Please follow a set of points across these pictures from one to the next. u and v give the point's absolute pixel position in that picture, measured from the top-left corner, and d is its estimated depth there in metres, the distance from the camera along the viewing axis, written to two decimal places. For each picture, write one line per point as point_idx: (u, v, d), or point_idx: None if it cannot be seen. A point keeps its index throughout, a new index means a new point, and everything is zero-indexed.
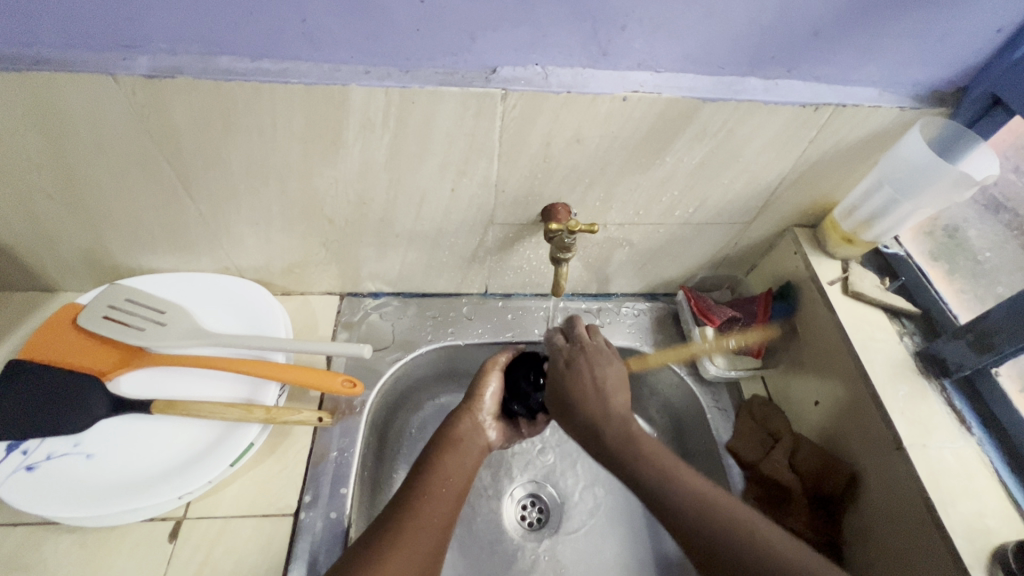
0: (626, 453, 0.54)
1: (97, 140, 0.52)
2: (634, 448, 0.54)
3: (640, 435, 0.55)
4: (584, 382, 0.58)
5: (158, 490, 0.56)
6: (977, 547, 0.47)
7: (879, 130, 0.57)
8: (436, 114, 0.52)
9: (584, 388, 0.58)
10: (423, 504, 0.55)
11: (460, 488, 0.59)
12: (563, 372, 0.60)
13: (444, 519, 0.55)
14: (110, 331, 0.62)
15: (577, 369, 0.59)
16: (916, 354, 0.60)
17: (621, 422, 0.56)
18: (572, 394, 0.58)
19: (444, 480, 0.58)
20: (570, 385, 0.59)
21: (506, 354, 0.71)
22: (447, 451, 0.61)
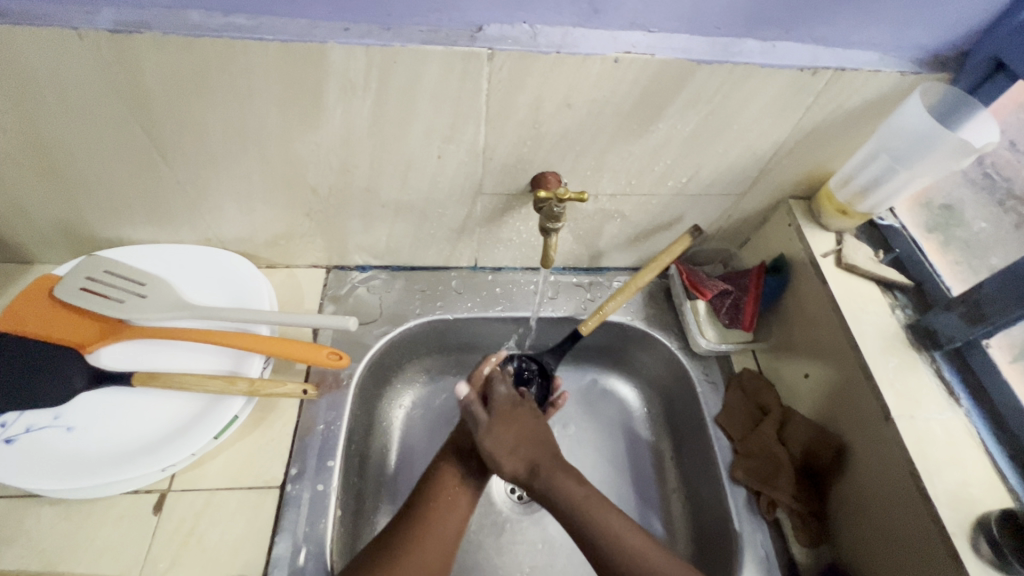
0: (564, 492, 0.56)
1: (65, 102, 0.49)
2: (569, 479, 0.57)
3: (582, 483, 0.57)
4: (526, 424, 0.61)
5: (141, 463, 0.55)
6: (961, 517, 0.47)
7: (877, 97, 0.55)
8: (420, 77, 0.50)
9: (525, 429, 0.61)
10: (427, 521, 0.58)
11: (466, 507, 0.60)
12: (506, 410, 0.61)
13: (453, 537, 0.58)
14: (89, 303, 0.61)
15: (519, 409, 0.62)
16: (907, 327, 0.59)
17: (560, 464, 0.59)
18: (506, 438, 0.59)
19: (449, 490, 0.61)
20: (504, 423, 0.60)
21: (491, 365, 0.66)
22: (449, 463, 0.63)
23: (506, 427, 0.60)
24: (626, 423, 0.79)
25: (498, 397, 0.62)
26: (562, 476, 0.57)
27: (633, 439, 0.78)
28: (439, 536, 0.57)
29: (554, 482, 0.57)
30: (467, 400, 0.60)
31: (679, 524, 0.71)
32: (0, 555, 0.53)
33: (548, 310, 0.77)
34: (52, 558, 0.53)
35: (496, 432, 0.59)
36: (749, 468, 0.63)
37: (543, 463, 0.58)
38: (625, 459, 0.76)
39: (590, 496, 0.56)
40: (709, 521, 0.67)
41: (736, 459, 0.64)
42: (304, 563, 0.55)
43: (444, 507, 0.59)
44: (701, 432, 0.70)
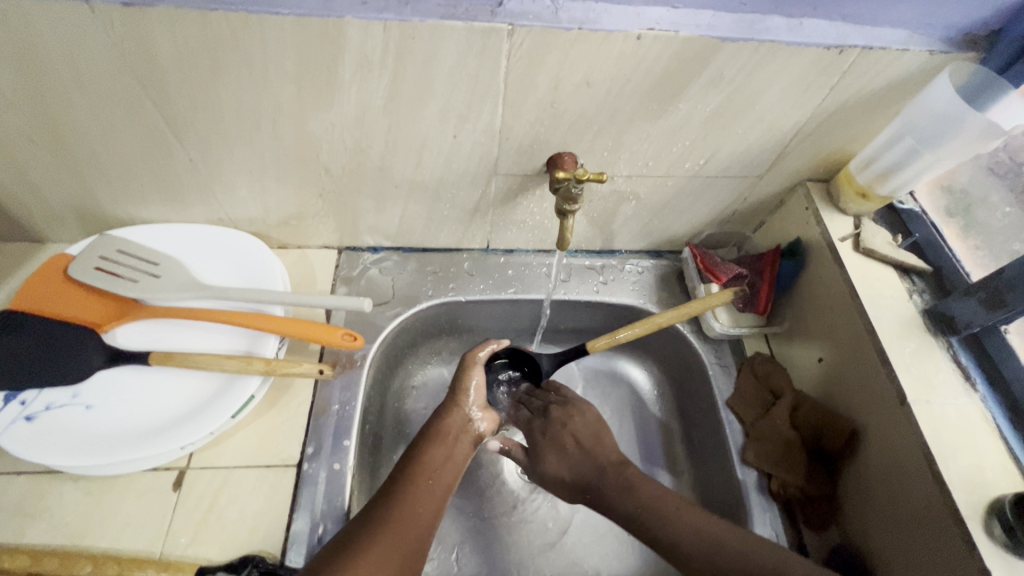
0: (622, 506, 0.56)
1: (75, 76, 0.48)
2: (620, 483, 0.58)
3: (636, 480, 0.58)
4: (565, 445, 0.63)
5: (158, 441, 0.55)
6: (975, 500, 0.48)
7: (904, 77, 0.54)
8: (438, 54, 0.49)
9: (571, 444, 0.63)
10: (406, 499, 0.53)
11: (448, 480, 0.58)
12: (544, 440, 0.65)
13: (430, 517, 0.53)
14: (103, 283, 0.61)
15: (554, 433, 0.65)
16: (924, 312, 0.59)
17: (617, 470, 0.59)
18: (552, 468, 0.62)
19: (431, 471, 0.57)
20: (543, 443, 0.65)
21: (484, 350, 0.67)
22: (434, 446, 0.59)
23: (547, 455, 0.63)
24: (637, 406, 0.80)
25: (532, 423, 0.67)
26: (611, 487, 0.58)
27: (642, 421, 0.78)
28: (417, 512, 0.53)
29: (609, 497, 0.58)
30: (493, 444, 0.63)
31: (687, 504, 0.72)
32: (24, 530, 0.54)
33: (561, 293, 0.77)
34: (75, 532, 0.54)
35: (541, 466, 0.63)
36: (760, 452, 0.63)
37: (591, 478, 0.60)
38: (633, 439, 0.77)
39: (645, 501, 0.56)
40: (719, 503, 0.67)
41: (747, 442, 0.65)
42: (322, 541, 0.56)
43: (424, 487, 0.55)
44: (713, 416, 0.70)
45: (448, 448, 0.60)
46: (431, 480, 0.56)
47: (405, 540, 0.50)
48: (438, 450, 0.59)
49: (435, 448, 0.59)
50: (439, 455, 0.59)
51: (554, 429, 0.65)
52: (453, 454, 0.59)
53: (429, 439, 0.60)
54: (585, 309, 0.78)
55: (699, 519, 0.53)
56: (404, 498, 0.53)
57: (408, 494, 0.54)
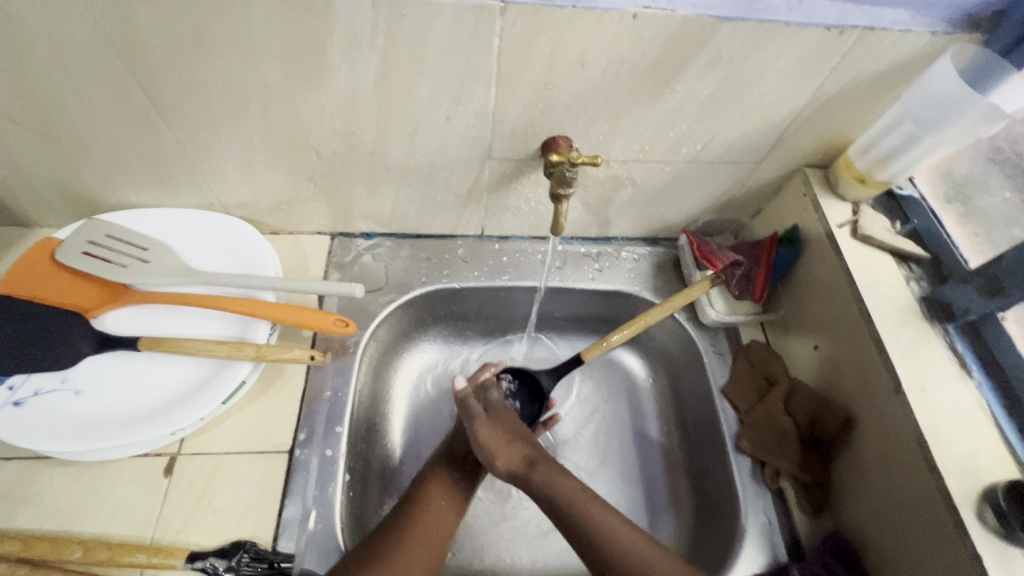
0: (562, 490, 0.58)
1: (57, 55, 0.47)
2: (563, 473, 0.60)
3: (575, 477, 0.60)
4: (518, 428, 0.64)
5: (148, 427, 0.55)
6: (967, 487, 0.47)
7: (906, 59, 0.53)
8: (429, 33, 0.47)
9: (517, 426, 0.64)
10: (419, 518, 0.59)
11: (462, 498, 0.63)
12: (497, 412, 0.65)
13: (445, 535, 0.59)
14: (91, 267, 0.60)
15: (509, 413, 0.65)
16: (922, 299, 0.59)
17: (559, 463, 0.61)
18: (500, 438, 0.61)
19: (445, 489, 0.62)
20: (495, 412, 0.65)
21: (489, 372, 0.71)
22: (445, 471, 0.63)
23: (498, 426, 0.63)
24: (632, 394, 0.79)
25: (493, 402, 0.66)
26: (559, 475, 0.59)
27: (637, 409, 0.78)
28: (433, 531, 0.58)
29: (551, 480, 0.59)
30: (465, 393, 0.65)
31: (682, 492, 0.71)
32: (14, 515, 0.53)
33: (556, 280, 0.76)
34: (65, 517, 0.54)
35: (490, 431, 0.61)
36: (754, 439, 0.63)
37: (538, 458, 0.61)
38: (627, 427, 0.77)
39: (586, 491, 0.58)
40: (712, 490, 0.67)
41: (741, 429, 0.65)
42: (314, 526, 0.56)
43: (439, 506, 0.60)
44: (707, 403, 0.70)
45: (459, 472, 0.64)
46: (444, 503, 0.61)
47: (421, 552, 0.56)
48: (451, 475, 0.63)
49: (446, 472, 0.63)
50: (451, 480, 0.63)
51: (510, 414, 0.65)
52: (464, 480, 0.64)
53: (443, 464, 0.64)
54: (580, 297, 0.78)
55: (625, 531, 0.55)
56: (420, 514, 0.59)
57: (421, 514, 0.59)
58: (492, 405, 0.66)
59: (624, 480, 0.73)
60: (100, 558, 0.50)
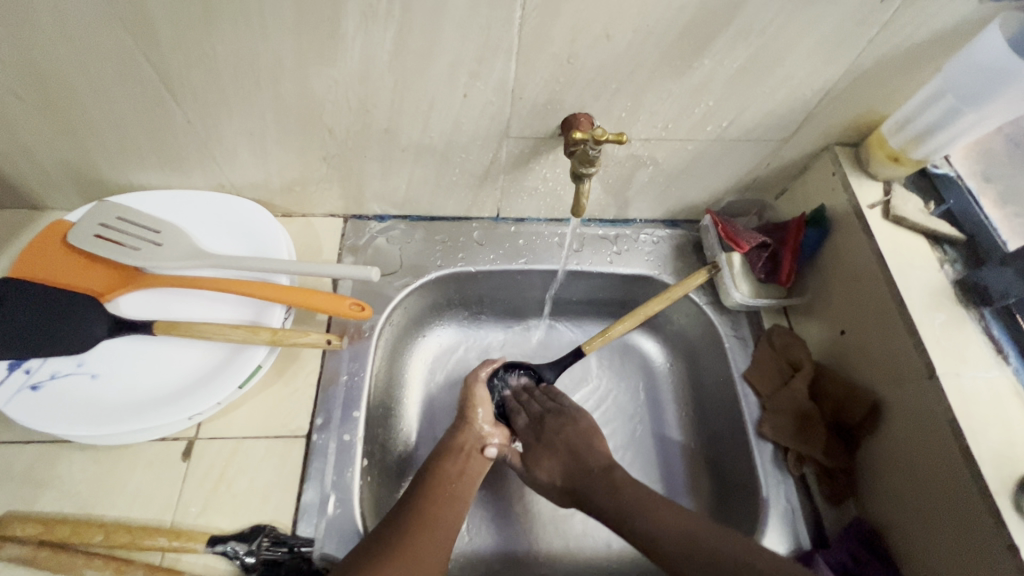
0: (607, 509, 0.55)
1: (65, 28, 0.46)
2: (608, 488, 0.56)
3: (621, 482, 0.56)
4: (555, 449, 0.62)
5: (165, 411, 0.54)
6: (1004, 475, 0.46)
7: (948, 28, 0.50)
8: (448, 3, 0.45)
9: (560, 446, 0.62)
10: (419, 502, 0.56)
11: (464, 492, 0.59)
12: (535, 443, 0.64)
13: (447, 530, 0.55)
14: (103, 251, 0.59)
15: (546, 437, 0.63)
16: (956, 282, 0.56)
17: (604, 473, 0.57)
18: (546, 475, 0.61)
19: (447, 484, 0.59)
20: (533, 443, 0.64)
21: (485, 369, 0.69)
22: (445, 462, 0.61)
23: (541, 460, 0.62)
24: (649, 380, 0.78)
25: (522, 431, 0.65)
26: (598, 492, 0.56)
27: (654, 395, 0.77)
28: (436, 524, 0.55)
29: (596, 502, 0.56)
30: (501, 455, 0.64)
31: (701, 479, 0.70)
32: (35, 498, 0.53)
33: (574, 263, 0.74)
34: (84, 501, 0.53)
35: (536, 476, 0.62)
36: (777, 424, 0.62)
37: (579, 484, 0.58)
38: (644, 414, 0.76)
39: (629, 498, 0.54)
40: (733, 477, 0.66)
41: (764, 415, 0.63)
42: (333, 511, 0.55)
43: (442, 499, 0.57)
44: (729, 388, 0.68)
45: (460, 460, 0.61)
46: (447, 490, 0.58)
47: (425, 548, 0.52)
48: (453, 462, 0.61)
49: (447, 461, 0.61)
50: (450, 470, 0.60)
51: (547, 434, 0.63)
52: (467, 467, 0.61)
53: (442, 452, 0.62)
54: (597, 280, 0.76)
55: (676, 515, 0.51)
56: (421, 503, 0.56)
57: (421, 499, 0.56)
58: (526, 435, 0.65)
59: (642, 466, 0.72)
60: (121, 540, 0.50)
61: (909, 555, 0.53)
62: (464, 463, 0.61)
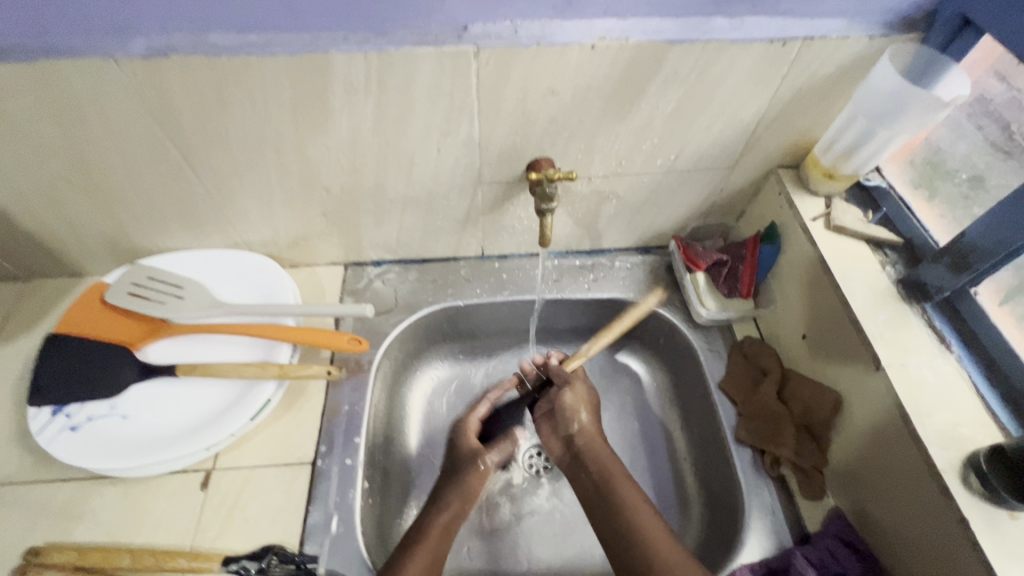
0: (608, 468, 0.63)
1: (106, 121, 0.56)
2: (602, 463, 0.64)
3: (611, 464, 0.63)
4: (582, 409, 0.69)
5: (186, 443, 0.61)
6: (951, 454, 0.49)
7: (850, 62, 0.58)
8: (414, 78, 0.55)
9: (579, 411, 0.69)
10: (410, 566, 0.56)
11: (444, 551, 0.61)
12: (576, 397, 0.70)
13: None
14: (135, 306, 0.68)
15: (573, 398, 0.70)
16: (898, 281, 0.61)
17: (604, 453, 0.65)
18: (583, 399, 0.70)
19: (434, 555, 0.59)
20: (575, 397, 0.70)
21: (484, 408, 0.76)
22: (425, 540, 0.60)
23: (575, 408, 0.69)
24: (637, 398, 0.82)
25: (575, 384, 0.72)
26: (599, 445, 0.66)
27: (642, 410, 0.81)
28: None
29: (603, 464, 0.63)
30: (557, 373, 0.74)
31: (690, 489, 0.73)
32: (71, 529, 0.59)
33: (553, 293, 0.81)
34: (114, 531, 0.59)
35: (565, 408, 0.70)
36: (751, 429, 0.66)
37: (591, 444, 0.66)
38: (634, 429, 0.80)
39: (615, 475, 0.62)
40: (717, 482, 0.69)
41: (739, 420, 0.67)
42: (336, 530, 0.60)
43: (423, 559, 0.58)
44: (707, 399, 0.72)
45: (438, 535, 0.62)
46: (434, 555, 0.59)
47: None
48: (435, 530, 0.62)
49: (429, 541, 0.60)
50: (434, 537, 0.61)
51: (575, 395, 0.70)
52: (446, 531, 0.63)
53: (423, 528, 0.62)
54: (578, 306, 0.82)
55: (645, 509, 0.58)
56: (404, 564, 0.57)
57: (413, 564, 0.57)
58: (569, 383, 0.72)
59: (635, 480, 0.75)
60: (146, 563, 0.55)
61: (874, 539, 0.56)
62: (445, 531, 0.63)
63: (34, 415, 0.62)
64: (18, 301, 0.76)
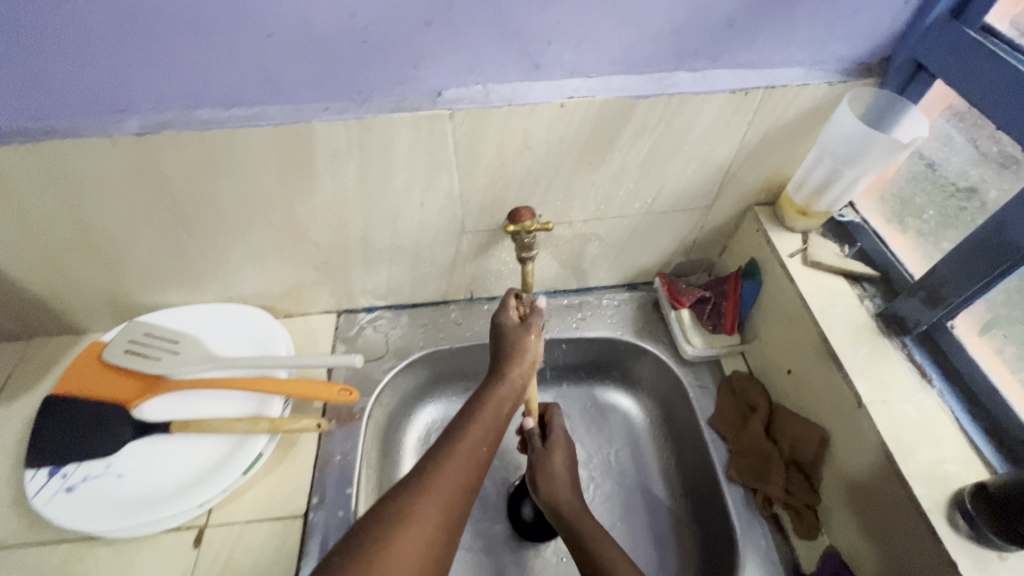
0: (584, 524, 0.62)
1: (103, 192, 0.59)
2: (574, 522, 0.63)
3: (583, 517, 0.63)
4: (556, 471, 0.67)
5: (180, 501, 0.62)
6: (936, 493, 0.49)
7: (812, 106, 0.60)
8: (393, 140, 0.57)
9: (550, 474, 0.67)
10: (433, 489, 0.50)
11: (475, 471, 0.54)
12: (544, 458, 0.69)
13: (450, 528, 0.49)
14: (132, 363, 0.69)
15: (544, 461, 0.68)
16: (877, 315, 0.62)
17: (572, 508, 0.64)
18: (551, 469, 0.68)
19: (461, 467, 0.53)
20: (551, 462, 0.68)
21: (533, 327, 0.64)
22: (484, 409, 0.58)
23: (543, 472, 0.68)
24: (631, 435, 0.81)
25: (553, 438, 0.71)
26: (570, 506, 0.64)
27: (636, 448, 0.80)
28: (434, 511, 0.49)
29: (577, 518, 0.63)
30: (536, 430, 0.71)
31: (687, 530, 0.72)
32: None
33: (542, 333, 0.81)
34: None
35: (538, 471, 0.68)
36: (741, 467, 0.65)
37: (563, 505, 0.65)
38: (631, 469, 0.78)
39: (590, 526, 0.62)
40: (711, 523, 0.69)
41: (730, 458, 0.67)
42: None
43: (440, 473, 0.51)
44: (698, 436, 0.72)
45: (486, 426, 0.57)
46: (470, 461, 0.53)
47: (413, 539, 0.46)
48: (473, 435, 0.55)
49: (486, 407, 0.58)
50: (487, 420, 0.57)
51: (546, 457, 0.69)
52: (503, 409, 0.59)
53: (467, 422, 0.56)
54: (567, 345, 0.82)
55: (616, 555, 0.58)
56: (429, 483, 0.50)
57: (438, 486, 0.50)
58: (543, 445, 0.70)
59: (632, 521, 0.74)
60: None
61: (866, 566, 0.56)
62: (493, 422, 0.57)
63: (31, 477, 0.63)
64: (20, 362, 0.78)
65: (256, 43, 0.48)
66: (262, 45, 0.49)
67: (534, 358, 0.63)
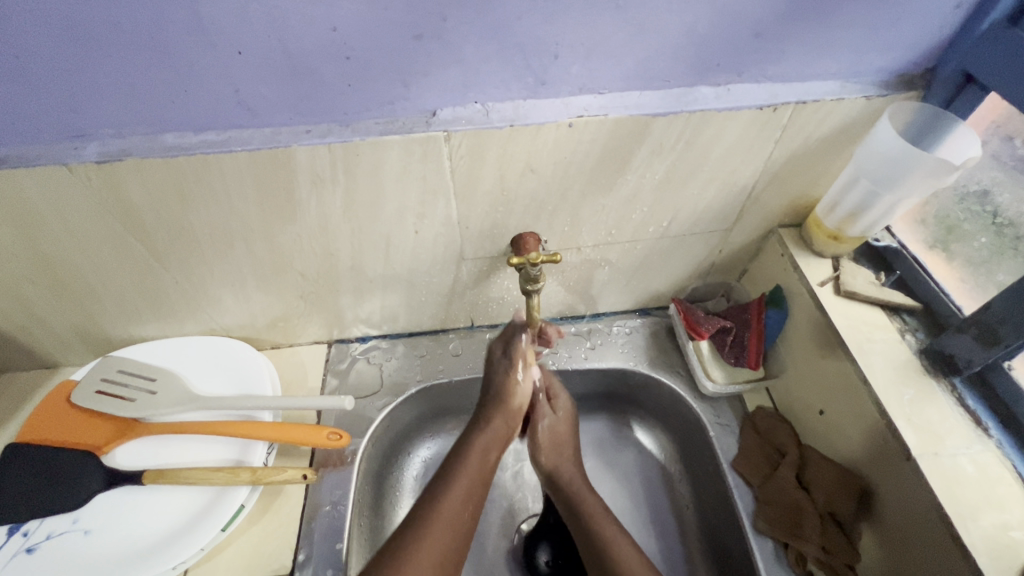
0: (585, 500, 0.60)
1: (64, 224, 0.53)
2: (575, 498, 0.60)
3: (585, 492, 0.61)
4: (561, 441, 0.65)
5: (152, 563, 0.56)
6: (1004, 566, 0.43)
7: (847, 122, 0.54)
8: (383, 165, 0.52)
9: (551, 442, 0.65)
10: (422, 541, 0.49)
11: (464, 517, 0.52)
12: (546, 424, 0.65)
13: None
14: (104, 405, 0.64)
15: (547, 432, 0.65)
16: (921, 352, 0.56)
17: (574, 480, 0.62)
18: (553, 439, 0.65)
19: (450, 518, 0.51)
20: (553, 433, 0.65)
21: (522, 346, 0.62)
22: (467, 462, 0.56)
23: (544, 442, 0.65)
24: (646, 473, 0.75)
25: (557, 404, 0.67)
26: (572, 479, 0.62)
27: (650, 489, 0.74)
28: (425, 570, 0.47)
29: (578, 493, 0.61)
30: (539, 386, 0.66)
31: None
32: None
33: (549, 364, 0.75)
34: None
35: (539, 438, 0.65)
36: (772, 518, 0.59)
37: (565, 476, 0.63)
38: (647, 514, 0.72)
39: (591, 507, 0.59)
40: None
41: (757, 507, 0.61)
42: None
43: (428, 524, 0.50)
44: (720, 479, 0.66)
45: (470, 481, 0.55)
46: (455, 526, 0.51)
47: None
48: (457, 490, 0.53)
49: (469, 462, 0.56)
50: (472, 471, 0.56)
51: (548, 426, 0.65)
52: (490, 453, 0.58)
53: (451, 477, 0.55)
54: (575, 378, 0.76)
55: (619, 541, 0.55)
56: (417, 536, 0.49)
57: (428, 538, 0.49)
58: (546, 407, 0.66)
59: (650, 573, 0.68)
60: None
61: None
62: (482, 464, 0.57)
63: None
64: None
65: (225, 62, 0.43)
66: (232, 63, 0.43)
67: (522, 400, 0.61)
